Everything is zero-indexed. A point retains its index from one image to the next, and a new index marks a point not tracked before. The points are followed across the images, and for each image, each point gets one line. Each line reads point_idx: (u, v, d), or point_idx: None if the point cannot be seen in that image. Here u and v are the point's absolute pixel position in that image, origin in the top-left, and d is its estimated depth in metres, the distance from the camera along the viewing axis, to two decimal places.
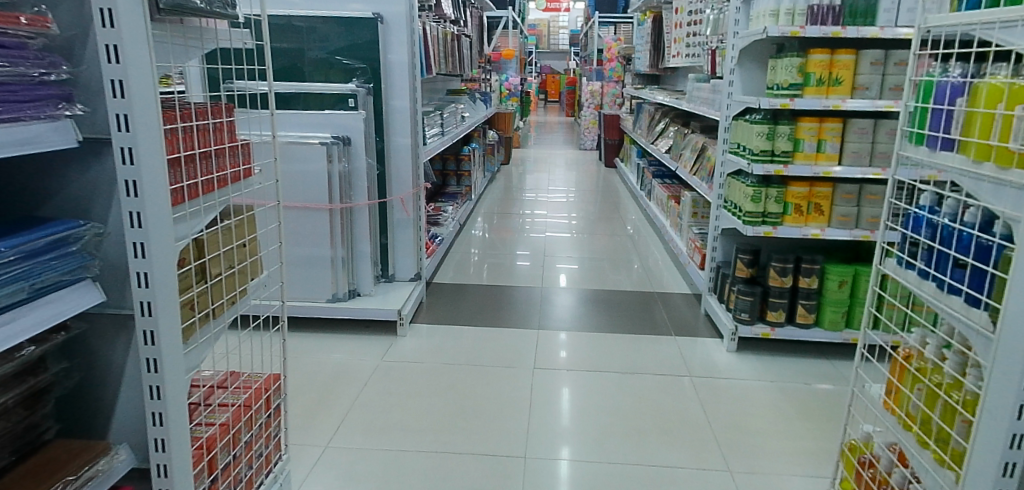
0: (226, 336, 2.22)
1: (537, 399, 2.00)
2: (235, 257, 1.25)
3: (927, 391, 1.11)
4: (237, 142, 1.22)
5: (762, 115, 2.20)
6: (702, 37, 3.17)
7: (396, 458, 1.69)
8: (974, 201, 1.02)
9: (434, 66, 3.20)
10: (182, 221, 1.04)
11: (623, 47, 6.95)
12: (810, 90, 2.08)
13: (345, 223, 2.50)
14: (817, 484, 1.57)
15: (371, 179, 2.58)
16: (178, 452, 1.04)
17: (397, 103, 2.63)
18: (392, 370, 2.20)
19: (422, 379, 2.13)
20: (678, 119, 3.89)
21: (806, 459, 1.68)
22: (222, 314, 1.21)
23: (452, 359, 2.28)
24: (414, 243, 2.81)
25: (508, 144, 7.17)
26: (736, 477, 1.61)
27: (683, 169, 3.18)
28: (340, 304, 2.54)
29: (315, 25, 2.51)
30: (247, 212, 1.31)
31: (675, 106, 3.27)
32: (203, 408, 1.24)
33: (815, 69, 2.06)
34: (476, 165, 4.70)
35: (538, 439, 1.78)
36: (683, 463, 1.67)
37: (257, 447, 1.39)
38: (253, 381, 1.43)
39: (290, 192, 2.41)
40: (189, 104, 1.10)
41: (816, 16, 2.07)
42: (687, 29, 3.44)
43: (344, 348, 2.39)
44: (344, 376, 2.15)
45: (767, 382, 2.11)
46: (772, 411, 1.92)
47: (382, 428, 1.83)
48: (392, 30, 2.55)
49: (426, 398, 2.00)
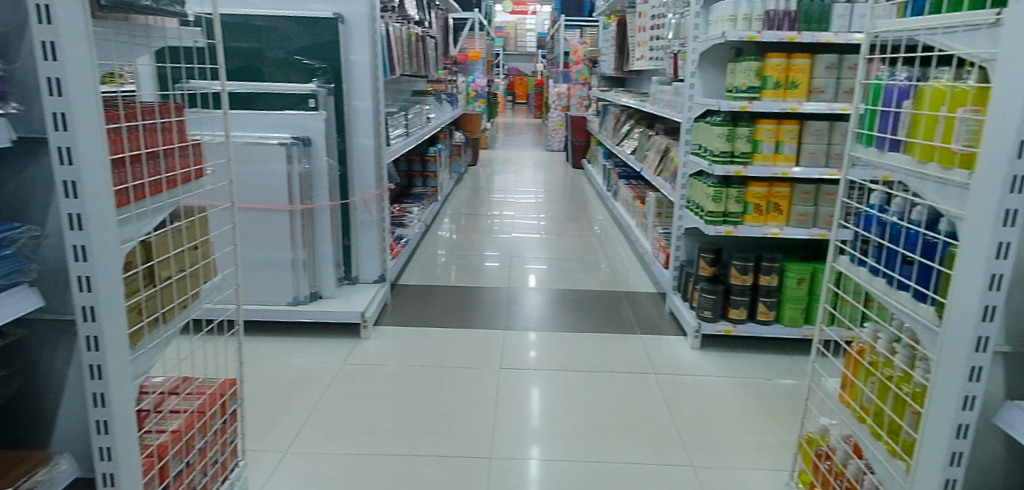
0: (183, 341, 2.17)
1: (503, 399, 2.00)
2: (187, 260, 1.23)
3: (880, 384, 1.14)
4: (186, 143, 1.20)
5: (722, 117, 2.25)
6: (665, 41, 3.22)
7: (359, 461, 1.67)
8: (921, 200, 1.06)
9: (398, 67, 3.19)
10: (129, 223, 1.02)
11: (590, 49, 7.01)
12: (768, 93, 2.12)
13: (306, 224, 2.47)
14: (776, 477, 1.61)
15: (333, 180, 2.55)
16: (126, 460, 1.01)
17: (359, 103, 2.60)
18: (355, 372, 2.18)
19: (386, 382, 2.12)
20: (642, 121, 3.94)
21: (766, 453, 1.72)
22: (172, 318, 1.18)
23: (417, 361, 2.27)
24: (378, 245, 2.79)
25: (475, 145, 7.17)
26: (698, 472, 1.64)
27: (648, 170, 3.22)
28: (300, 307, 2.50)
29: (275, 25, 2.48)
30: (199, 213, 1.30)
31: (639, 108, 3.31)
32: (154, 416, 1.22)
33: (772, 73, 2.11)
34: (442, 166, 4.69)
35: (504, 439, 1.78)
36: (647, 459, 1.69)
37: (212, 453, 1.36)
38: (207, 387, 1.41)
39: (249, 194, 2.37)
40: (135, 104, 1.07)
41: (772, 22, 2.12)
42: (650, 32, 3.49)
43: (306, 352, 2.36)
44: (306, 380, 2.13)
45: (730, 378, 2.15)
46: (734, 406, 1.96)
47: (345, 432, 1.81)
48: (353, 30, 2.53)
49: (390, 400, 1.99)
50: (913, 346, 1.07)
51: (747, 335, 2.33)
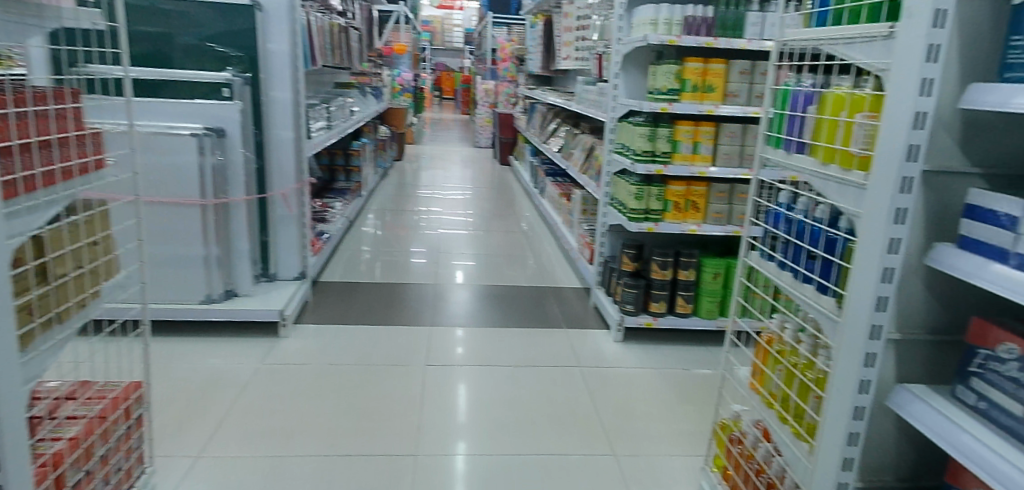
0: (82, 343, 2.03)
1: (430, 396, 1.99)
2: (85, 256, 1.15)
3: (786, 372, 1.21)
4: (85, 131, 1.13)
5: (644, 117, 2.31)
6: (590, 41, 3.28)
7: (278, 464, 1.62)
8: (824, 200, 1.13)
9: (319, 58, 3.10)
10: (17, 216, 0.94)
11: (517, 48, 7.05)
12: (686, 95, 2.21)
13: (221, 219, 2.35)
14: (693, 462, 1.69)
15: (249, 173, 2.45)
16: (15, 471, 0.94)
17: (277, 94, 2.51)
18: (274, 373, 2.11)
19: (308, 381, 2.06)
20: (568, 120, 4.01)
21: (684, 439, 1.79)
22: (69, 318, 1.10)
23: (340, 359, 2.22)
24: (298, 241, 2.70)
25: (401, 140, 7.07)
26: (620, 460, 1.69)
27: (573, 168, 3.28)
28: (213, 306, 2.39)
29: (186, 9, 2.36)
30: (99, 207, 1.21)
31: (564, 107, 3.37)
32: (46, 423, 1.15)
33: (690, 76, 2.20)
34: (366, 160, 4.60)
35: (430, 436, 1.77)
36: (571, 450, 1.73)
37: (115, 461, 1.28)
38: (109, 391, 1.33)
39: (156, 186, 2.24)
40: (25, 88, 1.00)
41: (691, 27, 2.21)
42: (576, 32, 3.55)
43: (220, 352, 2.25)
44: (220, 382, 2.03)
45: (650, 369, 2.23)
46: (654, 396, 2.04)
47: (263, 434, 1.74)
48: (271, 18, 2.43)
49: (311, 400, 1.94)
50: (816, 335, 1.14)
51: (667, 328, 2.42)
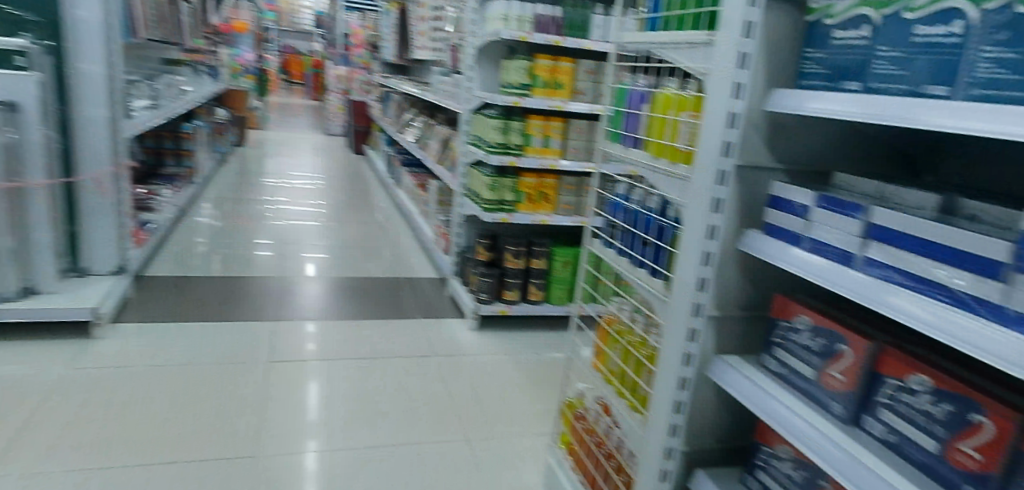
0: None
1: (273, 394, 1.90)
2: None
3: (623, 350, 1.31)
4: None
5: (497, 110, 2.36)
6: (444, 32, 3.28)
7: (92, 478, 1.46)
8: (655, 191, 1.23)
9: (141, 30, 2.80)
10: None
11: (372, 34, 6.86)
12: (538, 91, 2.30)
13: (16, 207, 2.05)
14: (541, 442, 1.76)
15: (52, 155, 2.16)
16: None
17: (86, 67, 2.21)
18: (88, 379, 1.88)
19: (130, 386, 1.87)
20: (424, 110, 3.98)
21: (533, 421, 1.87)
22: None
23: (170, 361, 2.04)
24: (117, 231, 2.43)
25: (243, 125, 6.60)
26: (471, 445, 1.72)
27: (430, 158, 3.27)
28: (8, 305, 2.08)
29: None
30: None
31: (420, 97, 3.34)
32: None
33: (540, 73, 2.28)
34: (201, 145, 4.24)
35: (273, 435, 1.69)
36: (423, 439, 1.73)
37: None
38: None
39: None
40: None
41: (541, 25, 2.30)
42: (431, 22, 3.53)
43: (18, 358, 1.97)
44: (18, 391, 1.78)
45: (504, 355, 2.29)
46: (506, 381, 2.10)
47: (73, 448, 1.56)
48: None
49: (135, 406, 1.76)
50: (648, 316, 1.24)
51: (521, 315, 2.50)
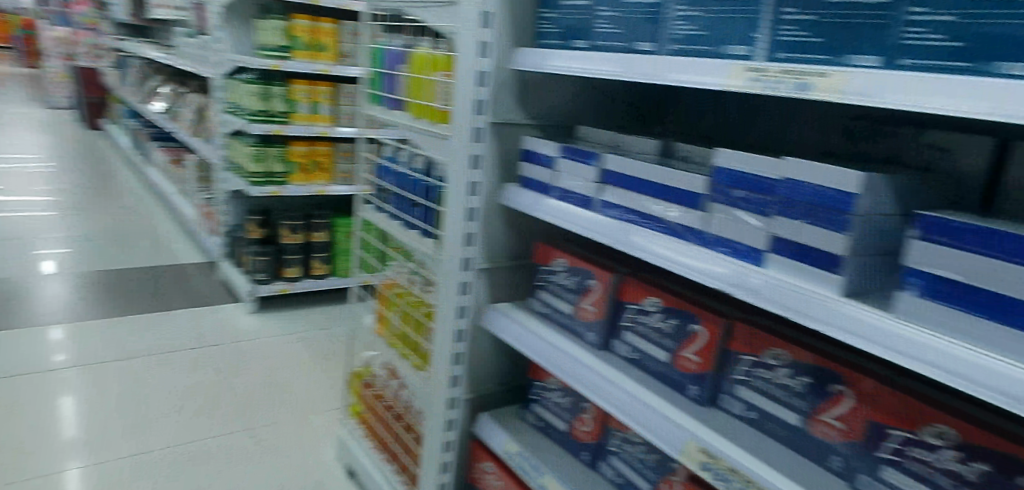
0: None
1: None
2: None
3: (402, 312, 1.33)
4: None
5: (254, 74, 2.17)
6: None
7: None
8: (421, 152, 1.23)
9: None
10: None
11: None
12: (299, 53, 2.16)
13: None
14: (329, 418, 1.73)
15: None
16: None
17: None
18: None
19: None
20: (170, 76, 3.53)
21: (321, 397, 1.82)
22: None
23: None
24: None
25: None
26: (253, 433, 1.63)
27: (183, 131, 2.93)
28: None
29: None
30: None
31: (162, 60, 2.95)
32: None
33: (299, 34, 2.15)
34: None
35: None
36: (197, 436, 1.59)
37: None
38: None
39: None
40: None
41: None
42: None
43: None
44: None
45: (287, 335, 2.18)
46: (291, 361, 2.01)
47: None
48: None
49: None
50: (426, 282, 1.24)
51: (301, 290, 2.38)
